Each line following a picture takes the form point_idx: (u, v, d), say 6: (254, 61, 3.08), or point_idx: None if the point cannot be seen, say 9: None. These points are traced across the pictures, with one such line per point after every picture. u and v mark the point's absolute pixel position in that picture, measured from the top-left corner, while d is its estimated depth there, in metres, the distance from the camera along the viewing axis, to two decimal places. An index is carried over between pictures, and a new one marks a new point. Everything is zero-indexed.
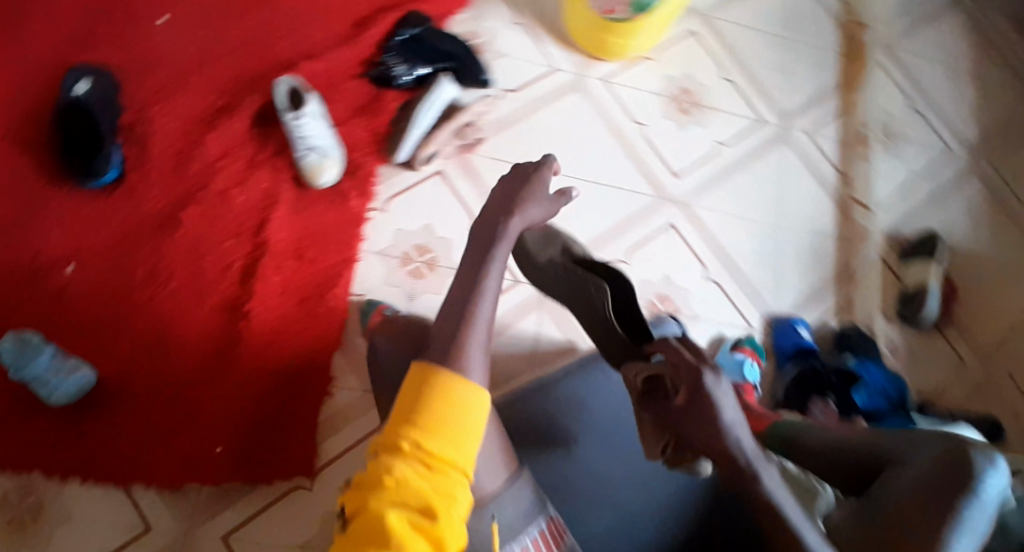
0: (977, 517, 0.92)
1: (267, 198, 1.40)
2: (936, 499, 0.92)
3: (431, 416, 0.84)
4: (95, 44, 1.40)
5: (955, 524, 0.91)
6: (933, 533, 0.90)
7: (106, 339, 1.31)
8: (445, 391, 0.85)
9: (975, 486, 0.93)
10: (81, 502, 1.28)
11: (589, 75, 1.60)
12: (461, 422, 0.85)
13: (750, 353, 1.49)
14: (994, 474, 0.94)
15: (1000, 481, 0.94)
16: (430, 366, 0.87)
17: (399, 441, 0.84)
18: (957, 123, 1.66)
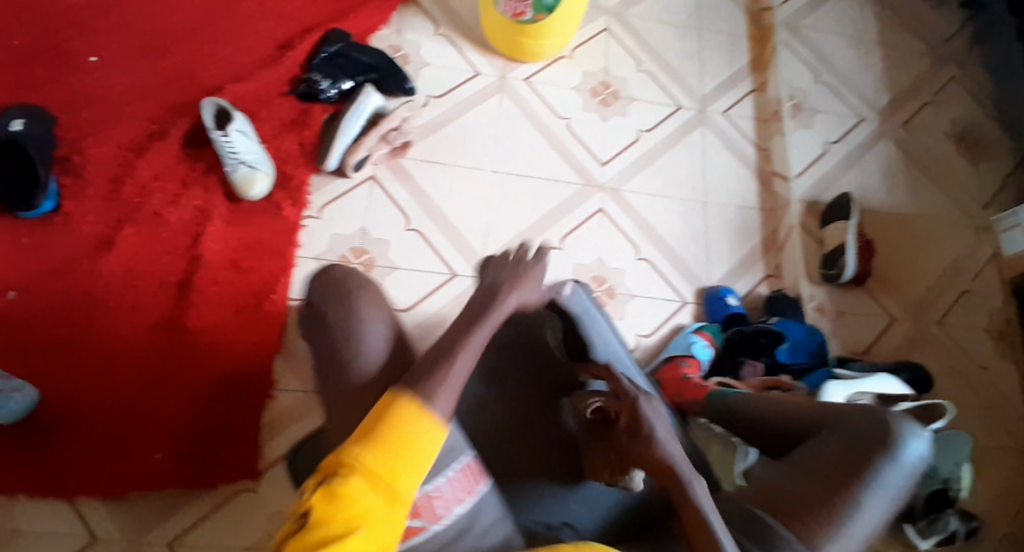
0: (898, 476, 1.10)
1: (200, 214, 1.46)
2: (861, 462, 1.10)
3: (388, 438, 0.90)
4: (21, 82, 1.45)
5: (874, 485, 1.08)
6: (856, 492, 1.08)
7: (47, 358, 1.36)
8: (404, 417, 0.92)
9: (898, 452, 1.10)
10: (31, 515, 1.32)
11: (512, 76, 1.64)
12: (418, 450, 0.91)
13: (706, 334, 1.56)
14: (915, 440, 1.12)
15: (920, 447, 1.12)
16: (395, 401, 0.93)
17: (357, 458, 0.89)
18: (865, 92, 1.76)
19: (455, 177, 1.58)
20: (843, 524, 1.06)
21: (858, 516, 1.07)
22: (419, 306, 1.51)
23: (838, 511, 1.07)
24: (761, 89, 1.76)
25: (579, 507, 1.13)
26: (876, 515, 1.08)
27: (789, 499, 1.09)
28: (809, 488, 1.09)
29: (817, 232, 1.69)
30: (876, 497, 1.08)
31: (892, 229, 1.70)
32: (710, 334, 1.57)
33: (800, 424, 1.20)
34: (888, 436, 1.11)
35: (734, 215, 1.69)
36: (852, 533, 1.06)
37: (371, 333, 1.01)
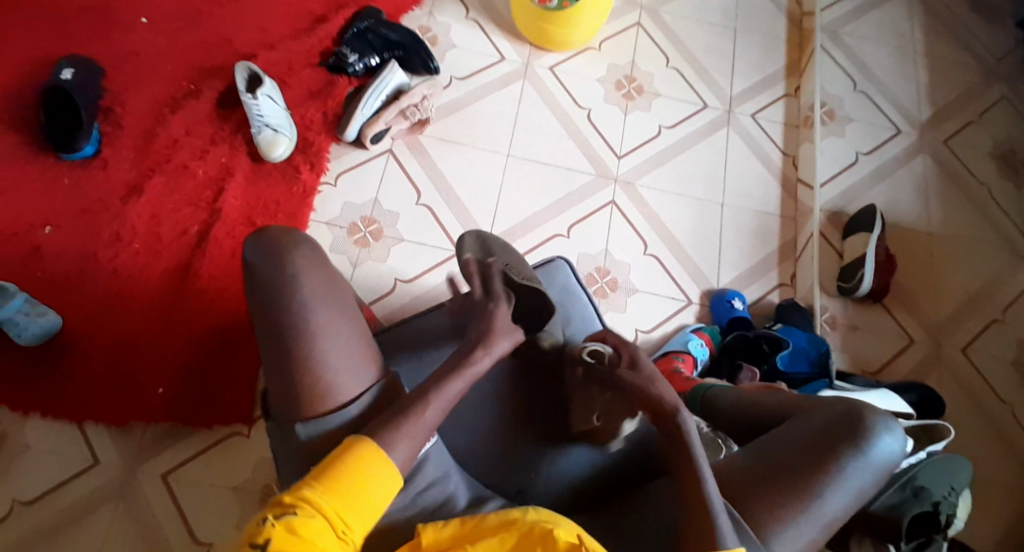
0: (868, 470, 1.05)
1: (223, 170, 1.55)
2: (826, 452, 1.05)
3: (345, 480, 0.97)
4: (78, 38, 1.60)
5: (838, 478, 1.04)
6: (815, 482, 1.04)
7: (69, 290, 1.46)
8: (360, 458, 0.98)
9: (865, 446, 1.06)
10: (38, 435, 1.41)
11: (536, 64, 1.70)
12: (374, 498, 0.98)
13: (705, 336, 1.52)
14: (888, 435, 1.08)
15: (893, 443, 1.07)
16: (360, 446, 0.99)
17: (314, 499, 0.95)
18: (902, 102, 1.77)
19: (472, 156, 1.62)
20: (797, 513, 1.02)
21: (815, 506, 1.03)
22: (423, 278, 1.54)
23: (794, 498, 1.03)
24: (793, 95, 1.76)
25: (540, 475, 1.16)
26: (835, 509, 1.04)
27: (745, 483, 1.05)
28: (767, 473, 1.05)
29: (836, 242, 1.65)
30: (840, 487, 1.04)
31: (920, 248, 1.65)
32: (709, 336, 1.52)
33: (771, 414, 1.16)
34: (856, 430, 1.07)
35: (752, 221, 1.66)
36: (806, 523, 1.02)
37: (350, 387, 1.07)
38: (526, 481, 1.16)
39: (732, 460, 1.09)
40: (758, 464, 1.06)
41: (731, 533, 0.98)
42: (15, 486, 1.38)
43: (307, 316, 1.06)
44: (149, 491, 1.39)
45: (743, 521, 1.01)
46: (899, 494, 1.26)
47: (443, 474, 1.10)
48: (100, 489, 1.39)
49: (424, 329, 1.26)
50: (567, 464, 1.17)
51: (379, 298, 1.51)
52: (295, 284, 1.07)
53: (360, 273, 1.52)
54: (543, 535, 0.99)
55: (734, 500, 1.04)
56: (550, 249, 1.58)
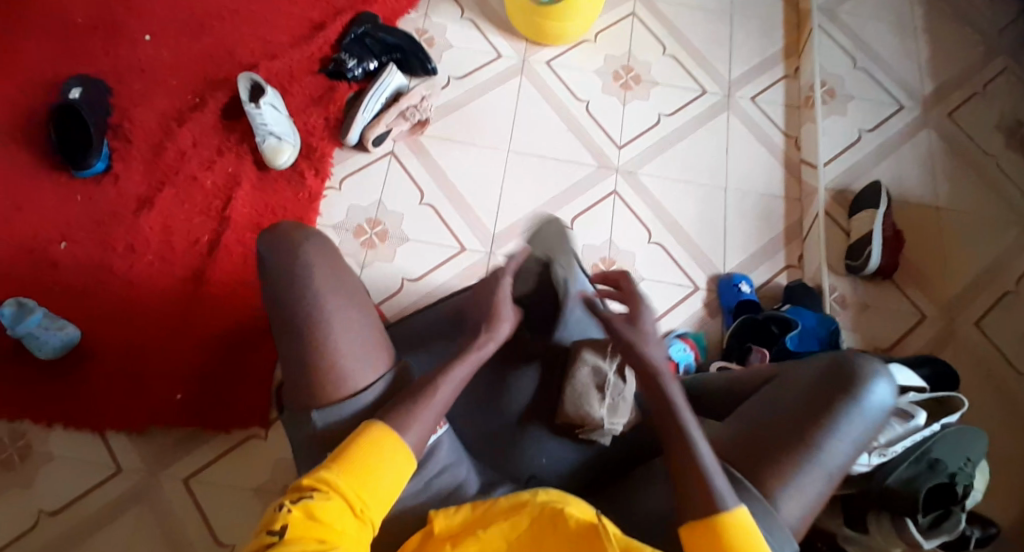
0: (863, 419, 1.05)
1: (231, 179, 1.59)
2: (818, 405, 1.06)
3: (361, 463, 0.96)
4: (87, 57, 1.65)
5: (834, 429, 1.04)
6: (811, 435, 1.04)
7: (87, 303, 1.50)
8: (376, 442, 0.98)
9: (857, 393, 1.06)
10: (62, 445, 1.45)
11: (533, 59, 1.72)
12: (390, 481, 0.97)
13: (690, 341, 1.51)
14: (878, 382, 1.07)
15: (885, 390, 1.07)
16: (375, 430, 0.99)
17: (331, 482, 0.94)
18: (904, 79, 1.75)
19: (473, 153, 1.63)
20: (797, 468, 1.02)
21: (815, 459, 1.03)
22: (430, 274, 1.55)
23: (792, 454, 1.03)
24: (793, 76, 1.76)
25: (548, 460, 1.18)
26: (835, 459, 1.03)
27: (742, 446, 1.06)
28: (763, 433, 1.06)
29: (843, 222, 1.64)
30: (836, 438, 1.04)
31: (929, 223, 1.63)
32: (693, 340, 1.51)
33: (763, 381, 1.17)
34: (846, 379, 1.07)
35: (757, 204, 1.65)
36: (808, 477, 1.02)
37: (362, 373, 1.07)
38: (533, 466, 1.18)
39: (728, 429, 1.10)
40: (753, 428, 1.07)
41: (729, 492, 0.96)
42: (42, 495, 1.42)
43: (317, 301, 1.07)
44: (172, 494, 1.43)
45: (743, 482, 1.01)
46: (914, 467, 1.23)
47: (455, 461, 1.10)
48: (124, 495, 1.42)
49: (423, 323, 1.28)
50: (569, 450, 1.19)
51: (388, 297, 1.53)
52: (305, 272, 1.08)
53: (368, 273, 1.55)
54: (554, 515, 0.96)
55: (733, 465, 1.05)
56: None
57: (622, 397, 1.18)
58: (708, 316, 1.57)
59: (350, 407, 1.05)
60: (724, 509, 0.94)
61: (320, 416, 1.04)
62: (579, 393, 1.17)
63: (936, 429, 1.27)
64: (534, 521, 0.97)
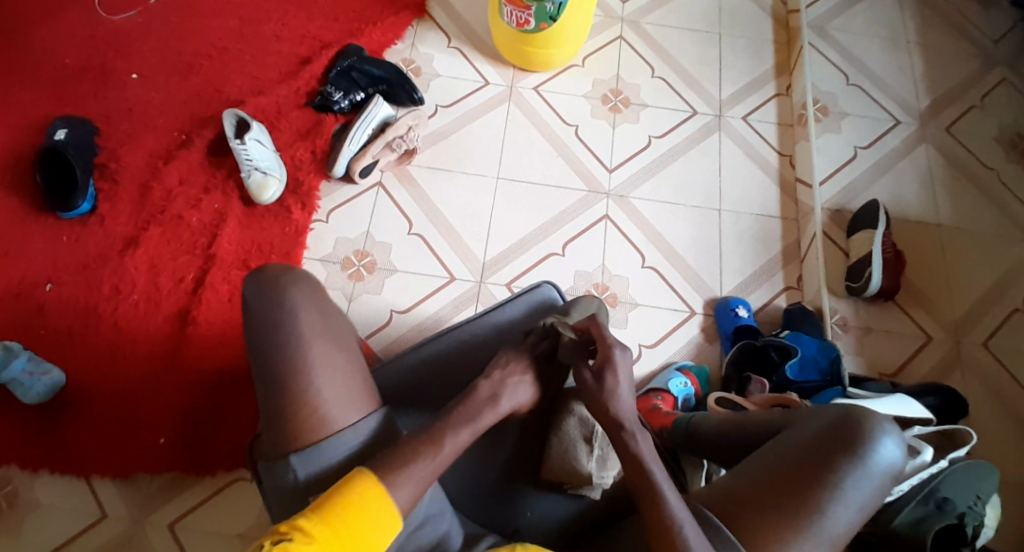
0: (868, 479, 1.07)
1: (217, 216, 1.58)
2: (824, 463, 1.07)
3: (343, 512, 0.93)
4: (73, 99, 1.65)
5: (838, 489, 1.06)
6: (816, 497, 1.05)
7: (70, 346, 1.48)
8: (361, 493, 0.95)
9: (865, 453, 1.08)
10: (47, 491, 1.42)
11: (520, 86, 1.70)
12: (371, 535, 0.94)
13: (692, 376, 1.48)
14: (887, 441, 1.09)
15: (893, 449, 1.09)
16: (361, 479, 0.96)
17: (309, 529, 0.90)
18: (899, 94, 1.72)
19: (462, 181, 1.61)
20: (801, 532, 1.04)
21: (819, 523, 1.04)
22: (420, 309, 1.53)
23: (795, 516, 1.04)
24: (785, 94, 1.73)
25: (534, 513, 1.21)
26: (838, 524, 1.05)
27: (739, 501, 1.07)
28: (764, 488, 1.07)
29: (842, 242, 1.60)
30: (840, 499, 1.05)
31: (930, 241, 1.59)
32: (695, 375, 1.48)
33: (767, 427, 1.19)
34: (854, 435, 1.09)
35: (752, 225, 1.62)
36: (809, 541, 1.04)
37: (345, 414, 1.06)
38: (519, 519, 1.20)
39: (727, 478, 1.11)
40: (754, 482, 1.08)
41: (700, 539, 1.01)
42: (25, 543, 1.39)
43: (302, 349, 1.06)
44: (156, 542, 1.40)
45: (737, 544, 1.03)
46: (922, 508, 1.26)
47: (438, 511, 1.08)
48: (110, 542, 1.40)
49: (407, 360, 1.28)
50: (560, 502, 1.21)
51: (376, 331, 1.51)
52: (292, 317, 1.08)
53: (356, 307, 1.52)
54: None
55: (730, 520, 1.06)
56: (544, 269, 1.56)
57: (608, 453, 1.22)
58: (705, 342, 1.54)
59: (328, 451, 1.04)
60: None
61: (299, 462, 1.03)
62: (567, 449, 1.20)
63: (944, 466, 1.30)
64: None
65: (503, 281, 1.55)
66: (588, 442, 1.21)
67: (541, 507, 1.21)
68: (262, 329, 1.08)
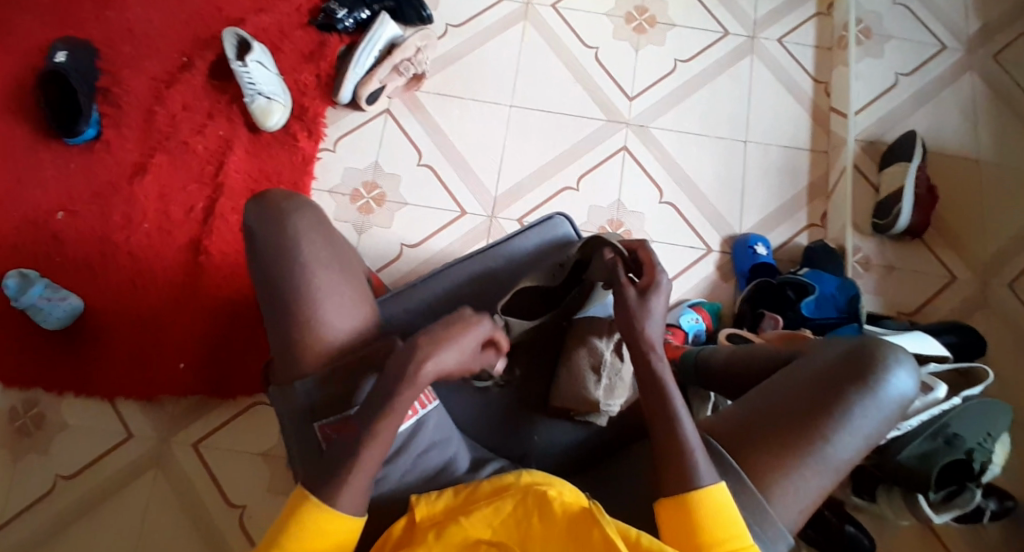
0: (876, 409, 1.06)
1: (224, 143, 1.54)
2: (833, 392, 1.06)
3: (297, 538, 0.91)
4: (72, 18, 1.59)
5: (844, 419, 1.05)
6: (821, 426, 1.04)
7: (86, 274, 1.50)
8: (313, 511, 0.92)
9: (873, 385, 1.06)
10: (75, 413, 1.48)
11: (537, 3, 1.59)
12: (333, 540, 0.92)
13: (704, 312, 1.44)
14: (899, 371, 1.08)
15: (906, 379, 1.07)
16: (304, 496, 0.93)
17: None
18: (950, 14, 1.58)
19: (473, 106, 1.54)
20: (803, 462, 1.04)
21: (821, 452, 1.04)
22: (428, 240, 1.50)
23: (799, 444, 1.04)
24: (826, 13, 1.60)
25: (542, 436, 1.22)
26: (842, 453, 1.04)
27: (744, 429, 1.07)
28: (770, 416, 1.07)
29: (873, 175, 1.51)
30: (846, 428, 1.05)
31: (968, 177, 1.50)
32: (707, 312, 1.45)
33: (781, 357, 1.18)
34: (866, 365, 1.07)
35: (778, 157, 1.53)
36: (810, 470, 1.04)
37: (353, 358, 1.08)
38: (529, 444, 1.22)
39: (735, 405, 1.11)
40: (760, 410, 1.08)
41: (706, 465, 0.99)
42: (57, 461, 1.45)
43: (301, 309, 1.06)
44: (183, 459, 1.46)
45: (737, 470, 1.03)
46: (930, 442, 1.26)
47: (444, 437, 1.11)
48: (139, 460, 1.46)
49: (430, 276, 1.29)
50: (568, 430, 1.22)
51: (388, 265, 1.48)
52: (290, 279, 1.07)
53: (364, 240, 1.49)
54: (538, 499, 0.96)
55: (733, 449, 1.06)
56: (558, 202, 1.50)
57: (619, 379, 1.20)
58: (721, 280, 1.49)
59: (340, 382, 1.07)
60: (697, 488, 0.97)
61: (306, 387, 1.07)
62: (576, 376, 1.20)
63: (958, 403, 1.29)
64: (516, 508, 0.96)
65: (515, 216, 1.50)
66: (598, 373, 1.19)
67: (551, 436, 1.22)
68: (269, 295, 1.09)
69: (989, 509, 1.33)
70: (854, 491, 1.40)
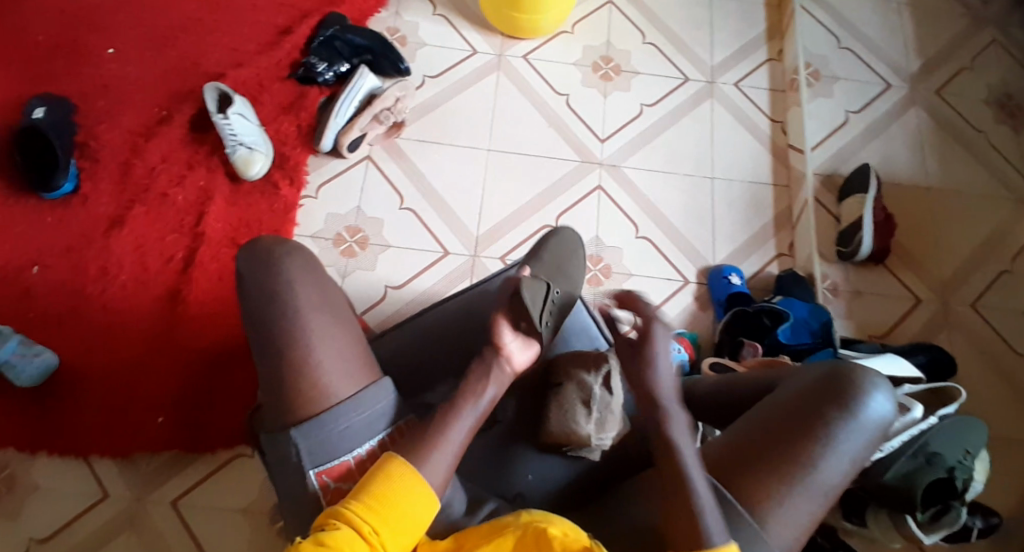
0: (857, 432, 1.02)
1: (204, 193, 1.55)
2: (814, 417, 1.03)
3: (379, 497, 0.94)
4: (49, 76, 1.61)
5: (828, 442, 1.01)
6: (807, 452, 1.01)
7: (58, 329, 1.45)
8: (394, 476, 0.96)
9: (854, 408, 1.03)
10: (44, 475, 1.39)
11: (509, 55, 1.69)
12: (406, 508, 0.94)
13: (686, 343, 1.46)
14: (876, 395, 1.04)
15: (883, 403, 1.04)
16: (390, 462, 0.97)
17: (347, 514, 0.92)
18: (889, 57, 1.73)
19: (451, 151, 1.60)
20: (793, 487, 1.00)
21: (810, 476, 1.00)
22: (411, 282, 1.51)
23: (788, 471, 1.00)
24: (777, 59, 1.73)
25: (535, 476, 1.17)
26: (829, 477, 1.01)
27: (732, 460, 1.03)
28: (756, 443, 1.03)
29: (833, 207, 1.60)
30: (832, 452, 1.01)
31: (919, 204, 1.60)
32: (689, 342, 1.46)
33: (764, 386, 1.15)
34: (843, 390, 1.04)
35: (744, 191, 1.61)
36: (801, 495, 1.00)
37: (343, 386, 1.03)
38: (520, 483, 1.16)
39: (720, 436, 1.07)
40: (746, 439, 1.04)
41: (718, 523, 0.94)
42: (24, 528, 1.35)
43: (302, 319, 1.03)
44: (159, 521, 1.37)
45: (730, 501, 0.99)
46: (912, 461, 1.22)
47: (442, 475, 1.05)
48: (111, 524, 1.36)
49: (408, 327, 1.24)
50: (559, 466, 1.17)
51: (371, 306, 1.49)
52: (283, 296, 1.04)
53: (348, 282, 1.50)
54: (538, 537, 0.93)
55: (726, 481, 1.02)
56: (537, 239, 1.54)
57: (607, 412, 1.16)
58: (699, 309, 1.53)
59: (332, 422, 1.01)
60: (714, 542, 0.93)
61: (299, 435, 1.00)
62: (566, 412, 1.15)
63: (932, 421, 1.25)
64: (517, 545, 0.93)
65: (497, 255, 1.53)
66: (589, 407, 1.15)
67: (546, 471, 1.17)
68: None
69: (976, 527, 1.30)
70: (841, 516, 1.35)
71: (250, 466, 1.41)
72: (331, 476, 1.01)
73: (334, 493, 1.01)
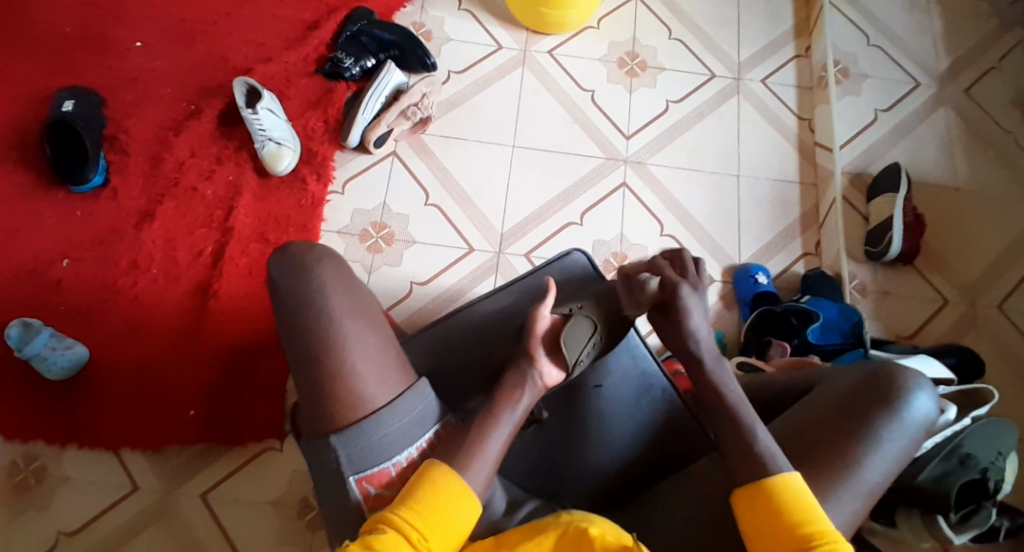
0: (903, 432, 1.01)
1: (233, 188, 1.56)
2: (857, 417, 1.02)
3: (425, 505, 0.95)
4: (78, 69, 1.62)
5: (872, 442, 1.00)
6: (853, 450, 1.00)
7: (90, 321, 1.46)
8: (438, 482, 0.97)
9: (896, 407, 1.02)
10: (76, 466, 1.41)
11: (534, 50, 1.68)
12: (452, 514, 0.96)
13: None
14: (919, 393, 1.03)
15: (927, 402, 1.03)
16: (435, 467, 0.98)
17: (395, 519, 0.94)
18: (917, 54, 1.71)
19: (477, 145, 1.60)
20: (838, 487, 0.99)
21: (853, 475, 0.99)
22: (437, 279, 1.51)
23: (833, 471, 0.99)
24: (804, 56, 1.72)
25: (576, 475, 1.15)
26: (874, 476, 1.00)
27: None
28: (799, 446, 1.02)
29: (861, 206, 1.59)
30: (877, 451, 1.00)
31: (949, 203, 1.59)
32: None
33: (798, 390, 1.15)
34: (887, 391, 1.03)
35: (771, 189, 1.61)
36: (845, 494, 0.99)
37: (381, 394, 1.04)
38: (561, 482, 1.15)
39: None
40: (788, 442, 1.04)
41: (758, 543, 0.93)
42: (58, 517, 1.38)
43: (333, 319, 1.04)
44: (190, 513, 1.39)
45: None
46: (944, 464, 1.21)
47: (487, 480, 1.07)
48: (143, 515, 1.38)
49: (440, 328, 1.25)
50: (602, 464, 1.16)
51: (397, 303, 1.49)
52: (318, 299, 1.05)
53: (375, 279, 1.51)
54: (578, 535, 0.93)
55: None
56: (565, 235, 1.55)
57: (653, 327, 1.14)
58: (724, 308, 1.53)
59: (368, 429, 1.02)
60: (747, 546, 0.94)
61: (340, 441, 1.01)
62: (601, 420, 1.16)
63: (966, 423, 1.24)
64: (557, 543, 0.93)
65: (522, 252, 1.53)
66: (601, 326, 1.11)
67: (592, 471, 1.16)
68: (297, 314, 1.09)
69: (1003, 527, 1.29)
70: (869, 517, 1.33)
71: (278, 459, 1.43)
72: (372, 482, 1.02)
73: (376, 500, 1.02)
